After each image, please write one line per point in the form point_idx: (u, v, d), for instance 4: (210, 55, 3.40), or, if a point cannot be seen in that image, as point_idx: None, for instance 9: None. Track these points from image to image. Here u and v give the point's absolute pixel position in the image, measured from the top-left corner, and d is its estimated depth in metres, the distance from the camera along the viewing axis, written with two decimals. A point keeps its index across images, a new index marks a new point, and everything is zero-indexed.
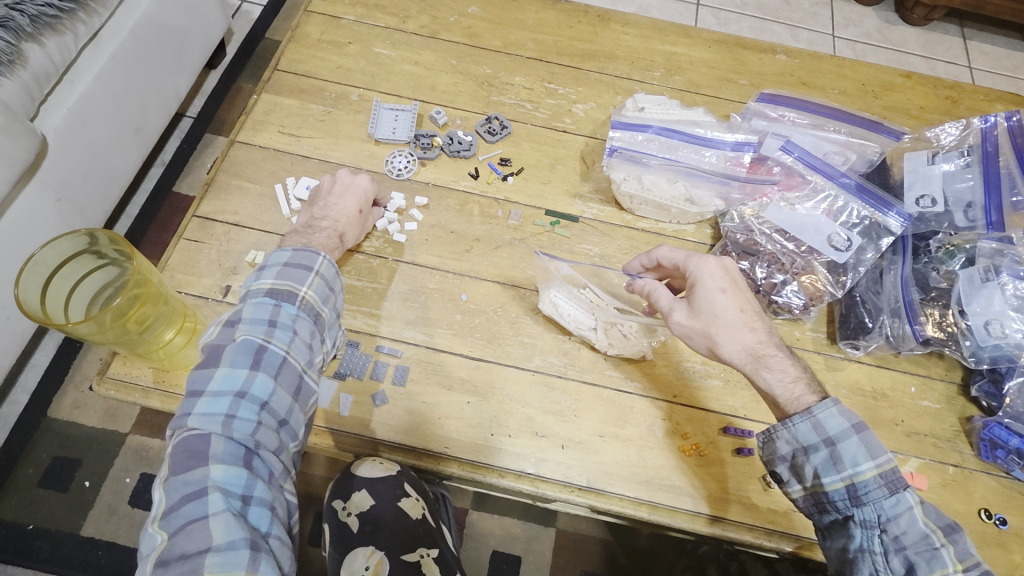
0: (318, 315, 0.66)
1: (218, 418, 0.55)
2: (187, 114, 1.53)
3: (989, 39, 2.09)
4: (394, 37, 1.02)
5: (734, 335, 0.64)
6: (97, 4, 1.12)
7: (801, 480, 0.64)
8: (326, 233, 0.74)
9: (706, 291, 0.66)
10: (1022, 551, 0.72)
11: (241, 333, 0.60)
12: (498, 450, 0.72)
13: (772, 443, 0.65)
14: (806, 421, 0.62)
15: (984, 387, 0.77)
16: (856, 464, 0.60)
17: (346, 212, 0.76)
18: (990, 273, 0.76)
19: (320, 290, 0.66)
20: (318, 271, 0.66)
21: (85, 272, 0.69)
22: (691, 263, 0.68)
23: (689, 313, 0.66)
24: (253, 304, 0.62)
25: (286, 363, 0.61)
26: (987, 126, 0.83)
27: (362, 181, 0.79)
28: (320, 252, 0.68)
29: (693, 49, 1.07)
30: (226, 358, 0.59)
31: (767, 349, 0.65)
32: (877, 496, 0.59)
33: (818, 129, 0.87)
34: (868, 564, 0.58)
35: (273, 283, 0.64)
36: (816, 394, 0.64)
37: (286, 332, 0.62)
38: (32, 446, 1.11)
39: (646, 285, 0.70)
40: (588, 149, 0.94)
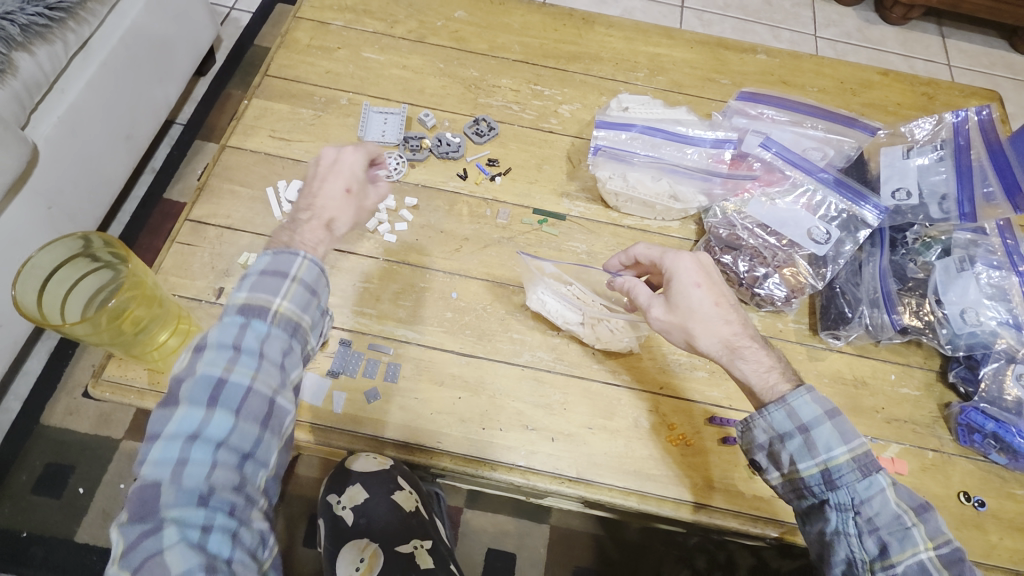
0: (298, 326, 0.58)
1: (172, 461, 0.50)
2: (177, 121, 1.54)
3: (966, 37, 2.14)
4: (383, 42, 1.03)
5: (711, 327, 0.66)
6: (86, 13, 1.14)
7: (779, 468, 0.65)
8: (315, 224, 0.65)
9: (682, 284, 0.68)
10: (999, 531, 0.74)
11: (201, 362, 0.54)
12: (489, 443, 0.74)
13: (749, 432, 0.66)
14: (781, 410, 0.64)
15: (961, 372, 0.80)
16: (829, 449, 0.62)
17: (331, 196, 0.66)
18: (965, 263, 0.79)
19: (298, 298, 0.59)
20: (295, 276, 0.58)
21: (79, 276, 0.70)
22: (667, 259, 0.70)
23: (667, 307, 0.68)
24: (220, 326, 0.55)
25: (250, 393, 0.54)
26: (959, 121, 0.85)
27: (352, 156, 0.69)
28: (298, 252, 0.59)
29: (676, 49, 1.09)
30: (182, 395, 0.53)
31: (743, 340, 0.67)
32: (851, 479, 0.62)
33: (797, 125, 0.89)
34: (844, 545, 0.61)
35: (245, 296, 0.57)
36: (791, 382, 0.66)
37: (254, 356, 0.55)
38: (25, 453, 1.11)
39: (625, 282, 0.72)
40: (574, 149, 0.96)
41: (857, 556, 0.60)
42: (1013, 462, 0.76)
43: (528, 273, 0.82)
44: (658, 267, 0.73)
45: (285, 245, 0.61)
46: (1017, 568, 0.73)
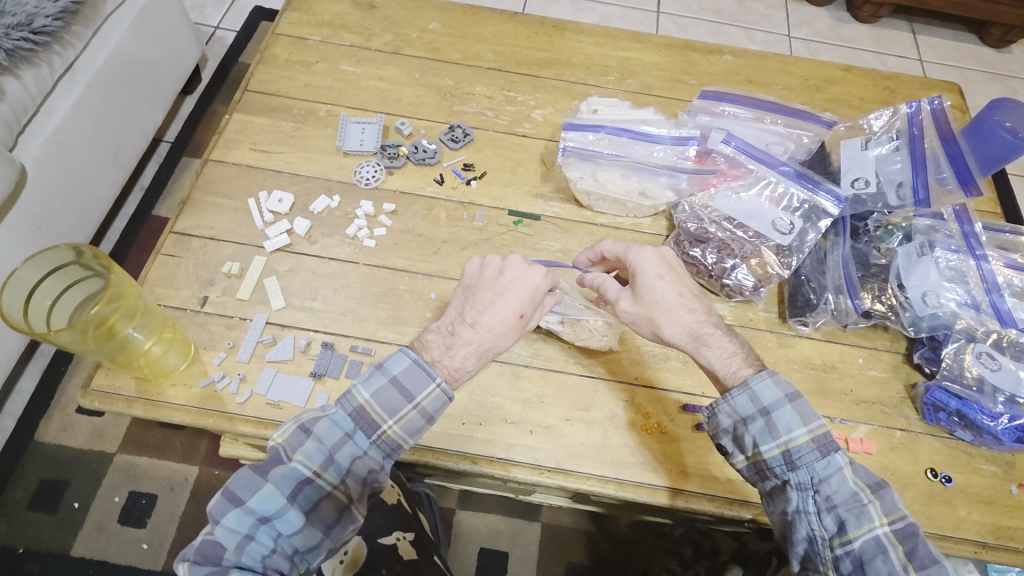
0: (397, 449, 0.62)
1: (240, 534, 0.54)
2: (164, 139, 1.57)
3: (936, 33, 2.20)
4: (360, 55, 1.07)
5: (676, 319, 0.70)
6: (72, 37, 1.17)
7: (744, 452, 0.68)
8: (473, 347, 0.64)
9: (646, 278, 0.70)
10: (967, 506, 0.77)
11: (299, 453, 0.58)
12: (469, 438, 0.76)
13: (715, 417, 0.69)
14: (744, 394, 0.67)
15: (925, 353, 0.83)
16: (790, 430, 0.65)
17: (504, 317, 0.64)
18: (925, 248, 0.83)
19: (411, 424, 0.62)
20: (419, 405, 0.62)
21: (64, 287, 0.71)
22: (631, 253, 0.73)
23: (635, 301, 0.71)
24: (328, 423, 0.60)
25: (327, 497, 0.59)
26: (913, 111, 0.89)
27: (533, 278, 0.65)
28: (434, 380, 0.62)
29: (645, 53, 1.13)
30: (272, 476, 0.57)
31: (707, 330, 0.70)
32: (810, 459, 0.64)
33: (758, 121, 0.92)
34: (805, 524, 0.63)
35: (368, 405, 0.61)
36: (752, 367, 0.69)
37: (341, 470, 0.59)
38: (20, 470, 1.13)
39: (596, 278, 0.75)
40: (548, 152, 0.99)
41: (817, 534, 0.62)
42: (978, 438, 0.78)
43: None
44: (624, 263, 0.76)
45: (427, 368, 0.63)
46: (986, 541, 0.75)
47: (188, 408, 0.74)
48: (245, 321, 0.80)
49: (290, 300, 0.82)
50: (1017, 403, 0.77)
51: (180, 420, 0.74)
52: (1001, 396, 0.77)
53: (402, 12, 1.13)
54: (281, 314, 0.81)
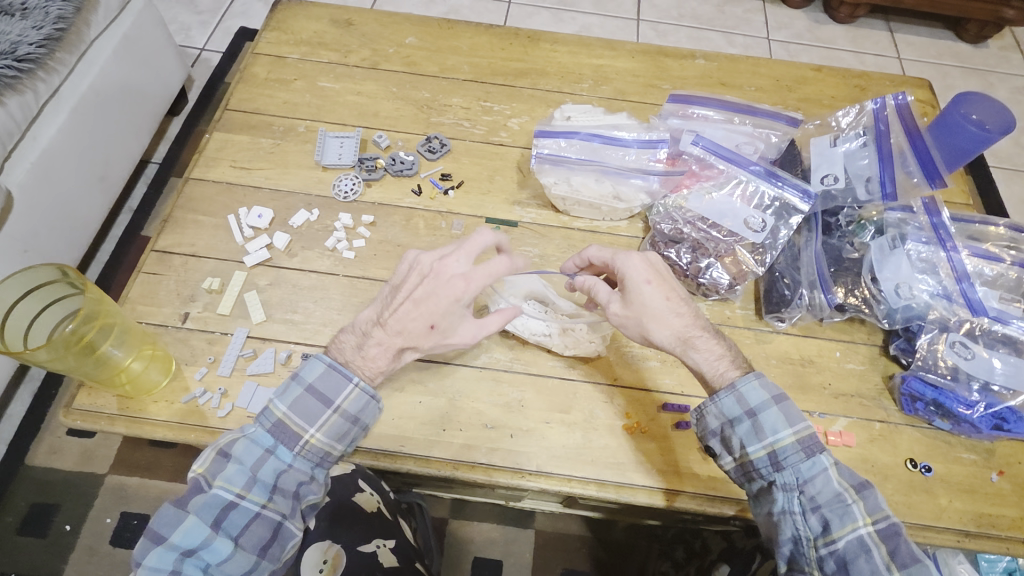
0: (326, 455, 0.65)
1: (164, 573, 0.55)
2: (152, 160, 1.60)
3: (913, 31, 2.23)
4: (338, 71, 1.09)
5: (664, 323, 0.70)
6: (55, 63, 1.20)
7: (730, 452, 0.69)
8: (387, 347, 0.66)
9: (634, 283, 0.70)
10: (948, 495, 0.77)
11: (219, 479, 0.60)
12: (450, 444, 0.76)
13: (704, 419, 0.70)
14: (731, 396, 0.68)
15: (901, 345, 0.83)
16: (775, 431, 0.66)
17: (414, 323, 0.66)
18: (897, 241, 0.83)
19: (334, 428, 0.65)
20: (338, 408, 0.65)
21: (41, 307, 0.71)
22: (618, 260, 0.72)
23: (625, 305, 0.71)
24: (245, 442, 0.62)
25: (257, 518, 0.60)
26: (878, 107, 0.91)
27: (454, 291, 0.66)
28: (350, 381, 0.66)
29: (619, 60, 1.15)
30: (193, 507, 0.59)
31: (695, 333, 0.70)
32: (795, 459, 0.65)
33: (728, 122, 0.94)
34: (790, 524, 0.64)
35: (286, 418, 0.64)
36: (740, 369, 0.70)
37: (267, 487, 0.61)
38: (10, 495, 1.13)
39: (586, 283, 0.75)
40: (524, 159, 1.01)
41: (803, 534, 0.63)
42: (957, 427, 0.79)
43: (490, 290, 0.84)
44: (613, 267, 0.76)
45: (342, 368, 0.67)
46: (968, 529, 0.75)
47: (169, 423, 0.75)
48: (226, 335, 0.81)
49: (270, 314, 0.83)
50: (993, 390, 0.78)
51: (162, 436, 0.75)
52: (976, 384, 0.78)
53: (379, 28, 1.15)
54: (262, 327, 0.82)
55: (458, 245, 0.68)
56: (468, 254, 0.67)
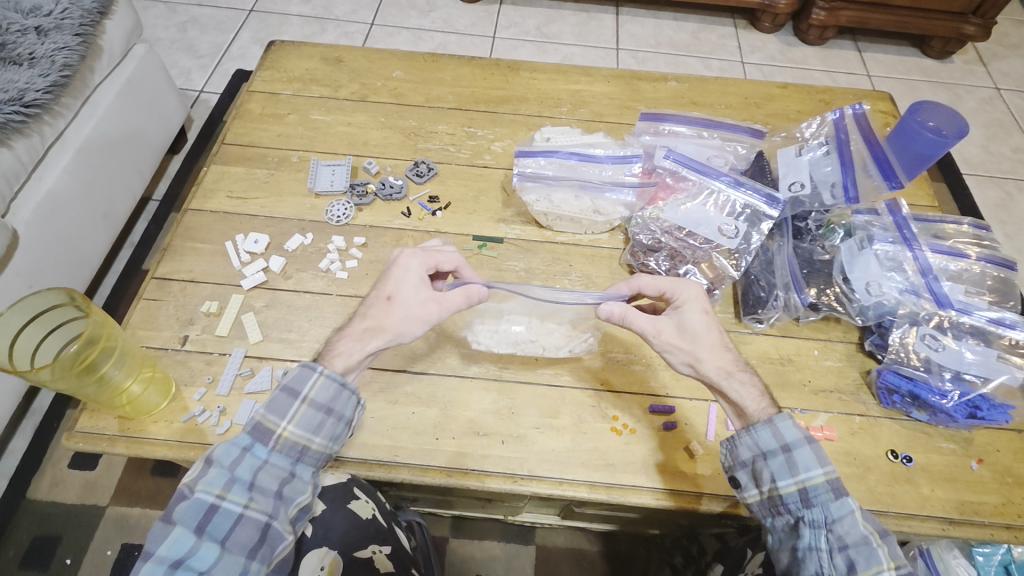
0: (304, 448, 0.66)
1: None
2: (153, 197, 1.71)
3: (881, 49, 2.33)
4: (329, 104, 1.15)
5: (712, 353, 0.72)
6: (60, 108, 1.32)
7: (759, 484, 0.69)
8: (354, 328, 0.72)
9: (691, 310, 0.75)
10: (930, 484, 0.78)
11: (199, 486, 0.61)
12: (443, 451, 0.78)
13: (736, 450, 0.71)
14: (767, 429, 0.69)
15: (875, 340, 0.87)
16: (808, 469, 0.66)
17: (375, 301, 0.73)
18: (865, 242, 0.87)
19: (307, 418, 0.66)
20: (306, 397, 0.66)
21: (46, 332, 0.73)
22: (678, 290, 0.76)
23: (678, 330, 0.74)
24: (223, 445, 0.64)
25: (241, 520, 0.60)
26: (838, 117, 0.96)
27: (410, 267, 0.75)
28: (316, 370, 0.67)
29: (595, 85, 1.21)
30: (177, 517, 0.60)
31: (739, 368, 0.72)
32: (825, 499, 0.65)
33: (698, 137, 0.99)
34: (815, 561, 0.63)
35: (261, 416, 0.65)
36: (773, 407, 0.71)
37: (246, 486, 0.62)
38: (13, 527, 1.24)
39: (627, 312, 0.74)
40: (507, 179, 1.06)
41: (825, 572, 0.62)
42: (934, 417, 0.81)
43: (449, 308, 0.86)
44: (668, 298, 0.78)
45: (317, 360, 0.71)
46: (951, 516, 0.76)
47: (169, 442, 0.77)
48: (224, 356, 0.84)
49: (266, 334, 0.86)
50: (965, 380, 0.80)
51: (162, 454, 0.77)
52: (948, 373, 0.81)
53: (367, 63, 1.21)
54: (258, 347, 0.85)
55: (431, 250, 0.79)
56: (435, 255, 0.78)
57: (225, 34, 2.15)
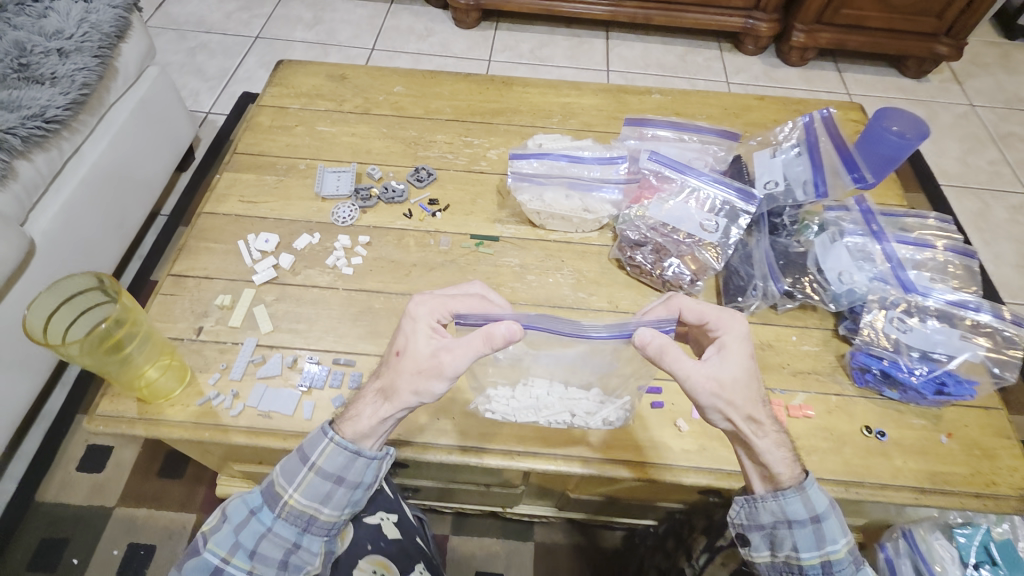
0: (309, 518, 0.66)
1: None
2: (162, 212, 1.78)
3: (860, 69, 2.45)
4: (334, 117, 1.22)
5: (749, 403, 0.65)
6: (78, 125, 1.40)
7: (774, 548, 0.68)
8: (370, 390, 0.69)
9: (735, 348, 0.67)
10: (902, 457, 0.83)
11: (207, 547, 0.65)
12: (443, 430, 0.83)
13: (757, 510, 0.68)
14: (799, 497, 0.65)
15: (848, 325, 0.93)
16: (834, 542, 0.65)
17: (387, 360, 0.69)
18: (836, 236, 0.95)
19: (312, 487, 0.66)
20: (313, 465, 0.66)
21: (78, 312, 0.78)
22: (722, 323, 0.70)
23: (724, 376, 0.65)
24: (236, 502, 0.67)
25: None
26: (808, 121, 1.03)
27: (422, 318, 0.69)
28: (326, 436, 0.66)
29: (584, 98, 1.29)
30: (186, 569, 0.65)
31: (774, 424, 0.66)
32: (848, 571, 0.66)
33: (680, 140, 1.06)
34: None
35: (274, 478, 0.67)
36: (798, 473, 0.66)
37: (249, 553, 0.65)
38: (22, 529, 1.27)
39: (671, 348, 0.65)
40: (503, 184, 1.13)
41: None
42: (904, 395, 0.86)
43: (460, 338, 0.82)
44: (709, 330, 0.72)
45: (337, 421, 0.70)
46: (924, 486, 0.81)
47: (185, 424, 0.82)
48: (236, 345, 0.89)
49: (277, 324, 0.92)
50: (933, 358, 0.86)
51: (178, 436, 0.81)
52: (916, 353, 0.86)
53: (370, 80, 1.29)
54: (269, 336, 0.91)
55: (452, 297, 0.74)
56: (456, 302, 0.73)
57: (233, 58, 2.26)
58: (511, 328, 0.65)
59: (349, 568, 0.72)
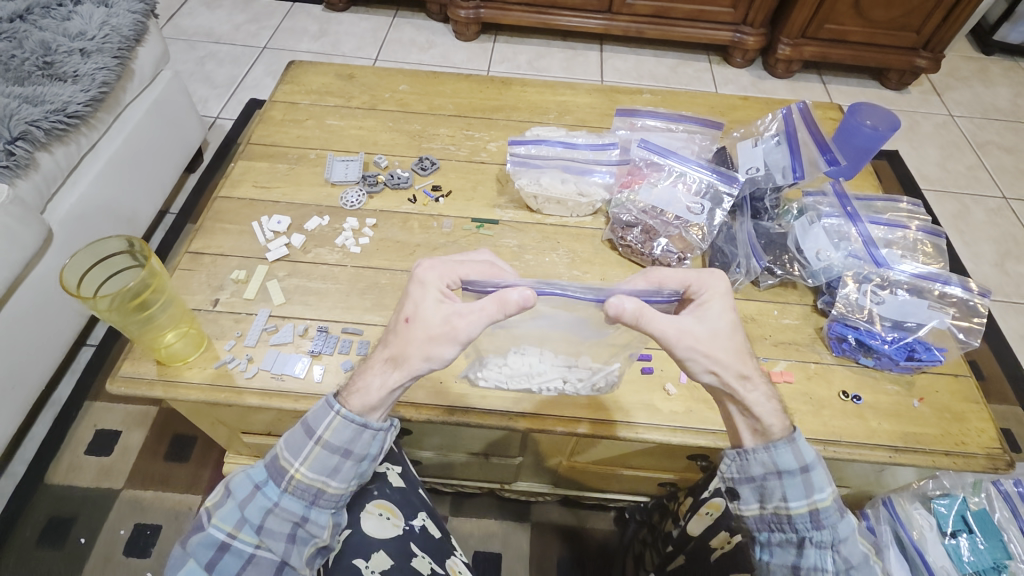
0: (318, 491, 0.66)
1: None
2: (170, 210, 1.84)
3: (843, 81, 2.55)
4: (342, 112, 1.29)
5: (735, 358, 0.67)
6: (96, 122, 1.46)
7: (764, 500, 0.69)
8: (377, 360, 0.68)
9: (716, 308, 0.70)
10: (877, 418, 0.88)
11: (213, 522, 0.65)
12: (446, 393, 0.89)
13: (746, 463, 0.70)
14: (788, 449, 0.67)
15: (826, 299, 0.98)
16: (821, 490, 0.66)
17: (395, 328, 0.68)
18: (814, 219, 1.00)
19: (320, 461, 0.65)
20: (320, 439, 0.66)
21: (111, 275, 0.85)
22: (703, 281, 0.73)
23: (705, 334, 0.67)
24: (240, 477, 0.66)
25: (253, 558, 0.64)
26: (786, 112, 1.09)
27: (430, 284, 0.69)
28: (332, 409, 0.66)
29: (578, 96, 1.37)
30: (191, 548, 0.64)
31: (760, 378, 0.68)
32: (834, 519, 0.66)
33: (668, 130, 1.14)
34: None
35: (278, 452, 0.66)
36: (785, 429, 0.68)
37: (255, 528, 0.65)
38: (30, 509, 1.29)
39: (643, 309, 0.66)
40: (502, 173, 1.19)
41: None
42: (878, 362, 0.92)
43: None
44: (690, 294, 0.74)
45: (343, 393, 0.69)
46: (897, 445, 0.86)
47: (202, 386, 0.87)
48: (250, 315, 0.95)
49: (289, 297, 0.97)
50: (904, 327, 0.93)
51: (195, 397, 0.86)
52: (889, 323, 0.93)
53: (376, 79, 1.37)
54: (282, 307, 0.96)
55: (451, 263, 0.74)
56: (457, 266, 0.74)
57: (240, 67, 2.34)
58: (525, 294, 0.66)
59: (356, 510, 0.77)
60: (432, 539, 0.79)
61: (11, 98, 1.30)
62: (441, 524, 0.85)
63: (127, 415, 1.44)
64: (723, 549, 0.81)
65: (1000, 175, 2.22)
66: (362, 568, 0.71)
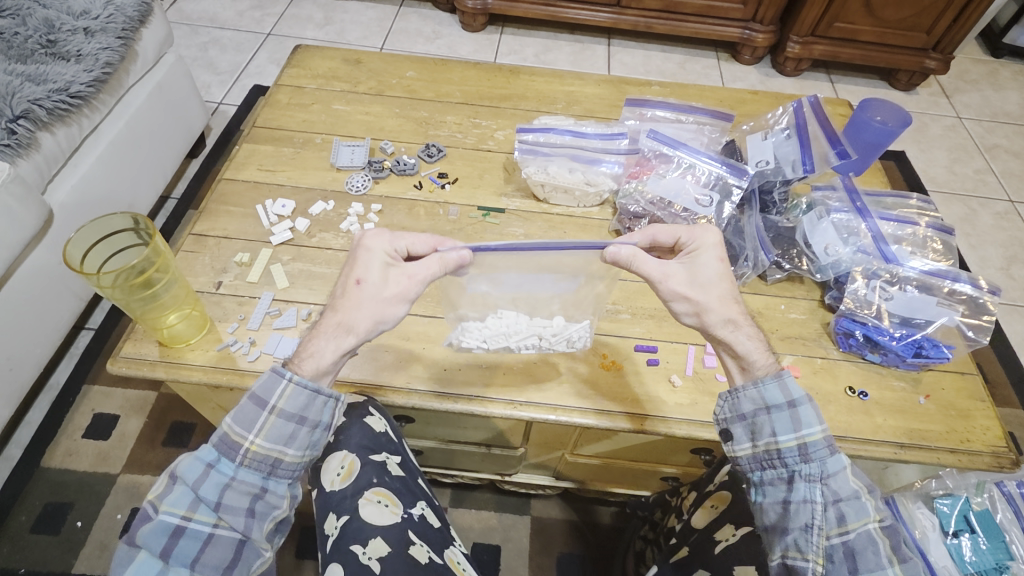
0: (275, 462, 0.64)
1: None
2: (172, 196, 1.83)
3: (852, 80, 2.54)
4: (349, 97, 1.28)
5: (721, 303, 0.71)
6: (99, 103, 1.44)
7: (755, 437, 0.70)
8: (327, 323, 0.68)
9: (706, 258, 0.75)
10: (883, 415, 0.88)
11: (163, 507, 0.61)
12: (449, 381, 0.88)
13: (738, 400, 0.72)
14: (776, 383, 0.69)
15: (833, 295, 0.98)
16: (809, 425, 0.68)
17: (345, 290, 0.69)
18: (823, 214, 1.00)
19: (275, 432, 0.64)
20: (274, 408, 0.64)
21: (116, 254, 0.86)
22: (695, 233, 0.77)
23: (689, 280, 0.73)
24: (188, 459, 0.63)
25: (211, 538, 0.61)
26: (797, 106, 1.09)
27: (376, 247, 0.72)
28: (284, 376, 0.65)
29: (587, 87, 1.36)
30: (140, 538, 0.60)
31: (747, 321, 0.72)
32: (822, 454, 0.67)
33: (676, 122, 1.13)
34: (808, 512, 0.65)
35: (228, 428, 0.64)
36: (773, 368, 0.71)
37: (212, 507, 0.62)
38: (26, 493, 1.28)
39: (637, 253, 0.74)
40: (509, 162, 1.18)
41: (817, 523, 0.65)
42: (885, 358, 0.92)
43: (447, 283, 0.85)
44: (682, 247, 0.79)
45: (288, 363, 0.68)
46: (902, 441, 0.86)
47: (205, 368, 0.86)
48: (254, 298, 0.94)
49: (293, 281, 0.97)
50: (912, 324, 0.92)
51: (197, 379, 0.85)
52: (897, 320, 0.93)
53: (383, 65, 1.36)
54: (285, 291, 0.95)
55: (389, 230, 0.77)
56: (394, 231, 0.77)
57: (244, 53, 2.33)
58: (461, 254, 0.77)
59: (355, 497, 0.76)
60: (431, 529, 0.78)
61: (14, 76, 1.29)
62: (440, 515, 0.84)
63: (126, 401, 1.44)
64: (727, 542, 0.79)
65: (1007, 179, 2.21)
66: (360, 554, 0.71)
